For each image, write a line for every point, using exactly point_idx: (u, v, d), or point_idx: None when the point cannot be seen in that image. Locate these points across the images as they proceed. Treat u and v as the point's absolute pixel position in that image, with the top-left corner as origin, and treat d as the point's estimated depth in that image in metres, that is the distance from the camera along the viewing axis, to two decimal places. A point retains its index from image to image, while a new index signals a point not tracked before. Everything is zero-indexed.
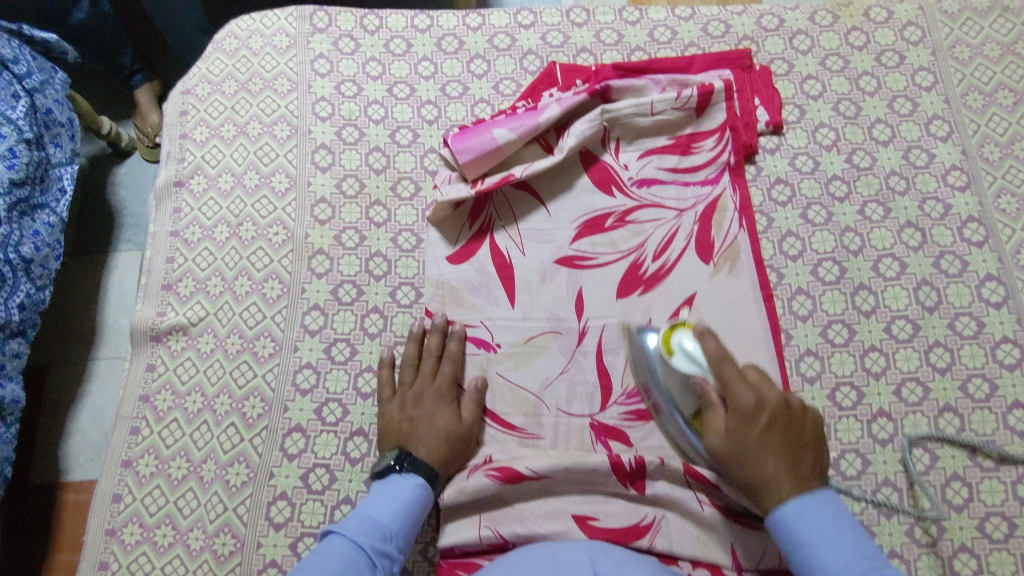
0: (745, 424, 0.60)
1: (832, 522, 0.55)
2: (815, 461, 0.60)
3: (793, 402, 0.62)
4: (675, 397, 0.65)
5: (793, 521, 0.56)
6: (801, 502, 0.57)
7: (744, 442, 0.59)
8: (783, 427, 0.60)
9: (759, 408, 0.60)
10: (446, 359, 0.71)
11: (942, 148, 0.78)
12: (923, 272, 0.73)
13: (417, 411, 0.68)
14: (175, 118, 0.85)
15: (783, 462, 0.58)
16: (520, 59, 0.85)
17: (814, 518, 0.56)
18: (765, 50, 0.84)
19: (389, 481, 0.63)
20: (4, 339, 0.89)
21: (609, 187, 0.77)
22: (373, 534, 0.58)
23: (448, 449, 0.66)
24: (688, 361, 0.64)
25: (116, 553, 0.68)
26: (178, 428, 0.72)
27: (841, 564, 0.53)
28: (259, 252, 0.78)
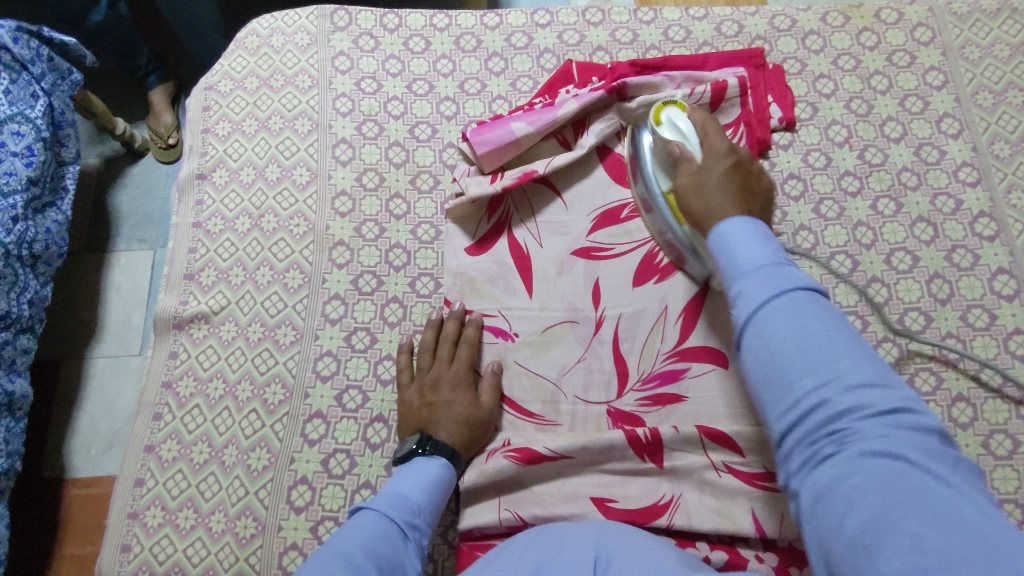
0: (711, 158, 0.67)
1: (757, 238, 0.54)
2: (763, 205, 0.67)
3: (751, 173, 0.67)
4: (659, 176, 0.72)
5: (726, 230, 0.56)
6: (735, 224, 0.56)
7: (705, 178, 0.65)
8: (742, 192, 0.65)
9: (725, 156, 0.67)
10: (463, 344, 0.72)
11: (953, 145, 0.79)
12: (935, 266, 0.74)
13: (436, 397, 0.69)
14: (198, 113, 0.86)
15: (733, 203, 0.63)
16: (537, 57, 0.87)
17: (740, 233, 0.55)
18: (778, 50, 0.86)
19: (413, 462, 0.64)
20: (14, 335, 0.89)
21: (626, 182, 0.79)
22: (401, 508, 0.58)
23: (467, 434, 0.67)
24: (674, 132, 0.70)
25: (139, 535, 0.69)
26: (200, 414, 0.73)
27: (766, 276, 0.50)
28: (280, 243, 0.79)
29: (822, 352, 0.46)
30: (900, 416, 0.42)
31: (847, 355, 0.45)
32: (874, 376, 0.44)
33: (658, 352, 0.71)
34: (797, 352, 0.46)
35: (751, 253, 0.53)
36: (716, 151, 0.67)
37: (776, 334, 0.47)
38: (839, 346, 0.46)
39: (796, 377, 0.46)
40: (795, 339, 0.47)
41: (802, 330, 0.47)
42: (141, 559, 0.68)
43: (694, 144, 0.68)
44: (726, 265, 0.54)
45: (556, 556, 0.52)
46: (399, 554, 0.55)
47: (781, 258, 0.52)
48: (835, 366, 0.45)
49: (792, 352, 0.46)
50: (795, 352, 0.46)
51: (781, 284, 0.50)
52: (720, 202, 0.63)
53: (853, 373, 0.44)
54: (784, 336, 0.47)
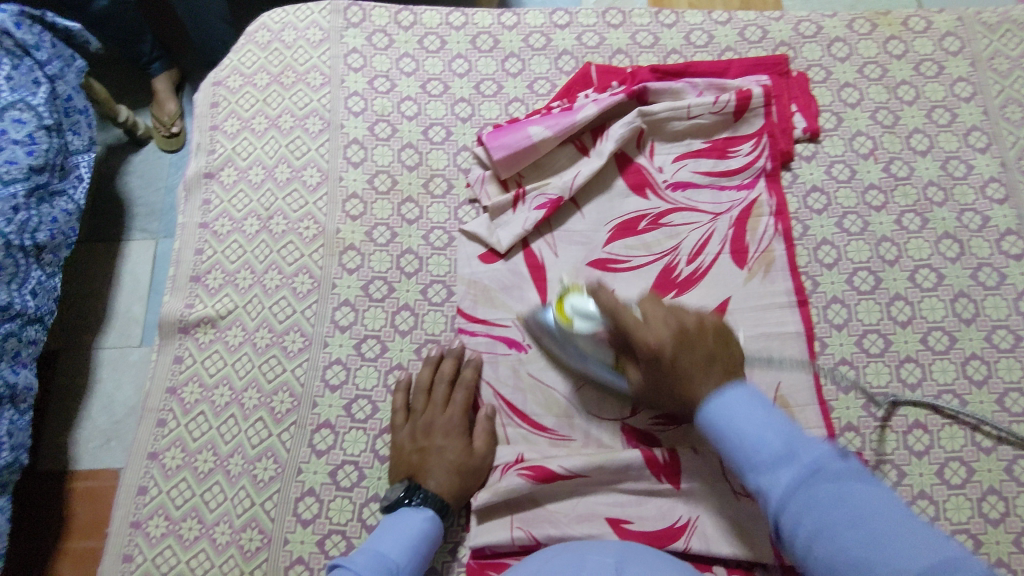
0: (641, 329, 0.59)
1: (761, 411, 0.53)
2: (725, 369, 0.58)
3: (701, 338, 0.59)
4: (587, 350, 0.67)
5: (715, 411, 0.55)
6: (724, 396, 0.55)
7: (659, 375, 0.60)
8: (688, 347, 0.58)
9: (660, 352, 0.58)
10: (459, 386, 0.69)
11: (981, 159, 0.77)
12: (960, 284, 0.73)
13: (428, 442, 0.66)
14: (206, 109, 0.84)
15: (717, 386, 0.56)
16: (555, 59, 0.85)
17: (737, 406, 0.54)
18: (802, 57, 0.84)
19: (396, 514, 0.62)
20: (20, 326, 0.87)
21: (644, 190, 0.77)
22: (377, 567, 0.58)
23: (459, 483, 0.65)
24: (588, 322, 0.66)
25: (141, 545, 0.67)
26: (205, 421, 0.71)
27: (776, 469, 0.49)
28: (289, 246, 0.77)
29: (867, 523, 0.44)
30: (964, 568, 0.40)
31: (885, 523, 0.44)
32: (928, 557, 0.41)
33: None
34: (840, 522, 0.44)
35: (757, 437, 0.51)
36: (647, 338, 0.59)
37: (808, 524, 0.46)
38: (881, 517, 0.44)
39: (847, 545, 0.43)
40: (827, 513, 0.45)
41: (839, 508, 0.45)
42: (144, 570, 0.66)
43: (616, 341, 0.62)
44: (731, 460, 0.53)
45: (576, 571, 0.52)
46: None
47: (796, 438, 0.51)
48: (887, 541, 0.43)
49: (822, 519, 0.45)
50: (835, 522, 0.45)
51: (801, 466, 0.48)
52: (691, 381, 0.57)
53: (909, 554, 0.41)
54: (821, 522, 0.45)
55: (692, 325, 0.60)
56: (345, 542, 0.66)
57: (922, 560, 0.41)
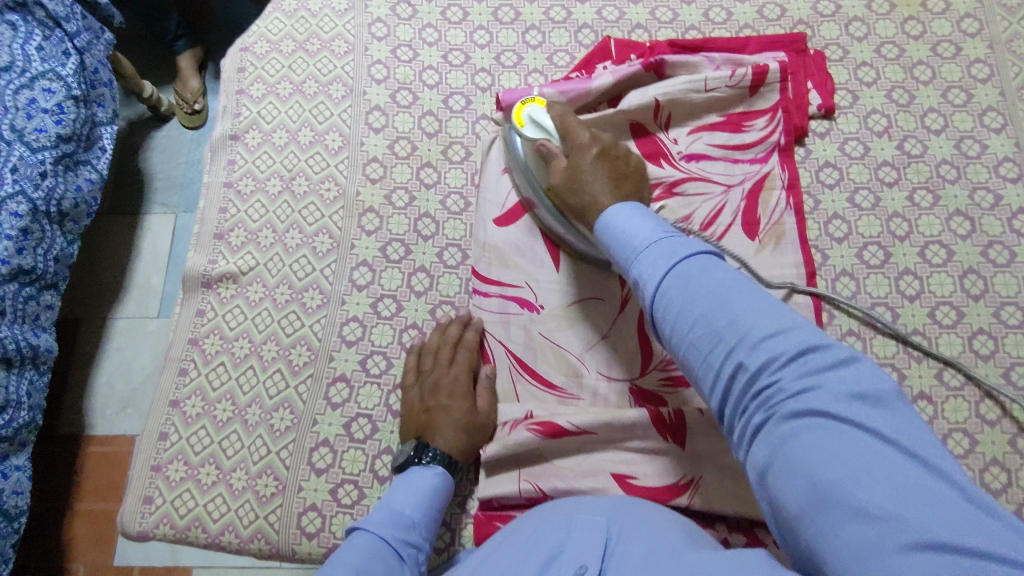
0: (579, 152, 0.68)
1: (639, 217, 0.58)
2: (633, 185, 0.68)
3: (620, 157, 0.69)
4: (535, 175, 0.72)
5: (609, 216, 0.60)
6: (622, 204, 0.61)
7: (574, 173, 0.67)
8: (610, 159, 0.68)
9: (586, 147, 0.68)
10: (462, 347, 0.70)
11: (996, 139, 0.78)
12: (970, 260, 0.73)
13: (435, 400, 0.68)
14: (233, 74, 0.86)
15: (610, 193, 0.65)
16: (576, 33, 0.86)
17: (627, 216, 0.59)
18: (820, 35, 0.85)
19: (409, 472, 0.63)
20: (37, 291, 0.90)
21: (659, 160, 0.78)
22: (398, 524, 0.59)
23: (468, 440, 0.66)
24: (539, 130, 0.71)
25: (161, 488, 0.70)
26: (225, 372, 0.74)
27: (656, 258, 0.54)
28: (310, 207, 0.79)
29: (739, 320, 0.47)
30: (815, 355, 0.44)
31: (756, 311, 0.47)
32: (791, 346, 0.45)
33: None
34: (711, 317, 0.48)
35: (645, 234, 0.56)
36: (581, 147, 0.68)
37: (689, 309, 0.50)
38: (752, 309, 0.48)
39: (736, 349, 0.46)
40: (710, 311, 0.49)
41: (712, 298, 0.49)
42: (163, 512, 0.69)
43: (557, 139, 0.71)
44: (615, 255, 0.58)
45: (565, 534, 0.53)
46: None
47: (670, 234, 0.55)
48: (748, 327, 0.47)
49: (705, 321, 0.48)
50: (705, 312, 0.49)
51: (676, 254, 0.53)
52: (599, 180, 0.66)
53: (777, 342, 0.45)
54: (697, 309, 0.49)
55: (611, 145, 0.69)
56: (357, 490, 0.68)
57: (788, 348, 0.45)
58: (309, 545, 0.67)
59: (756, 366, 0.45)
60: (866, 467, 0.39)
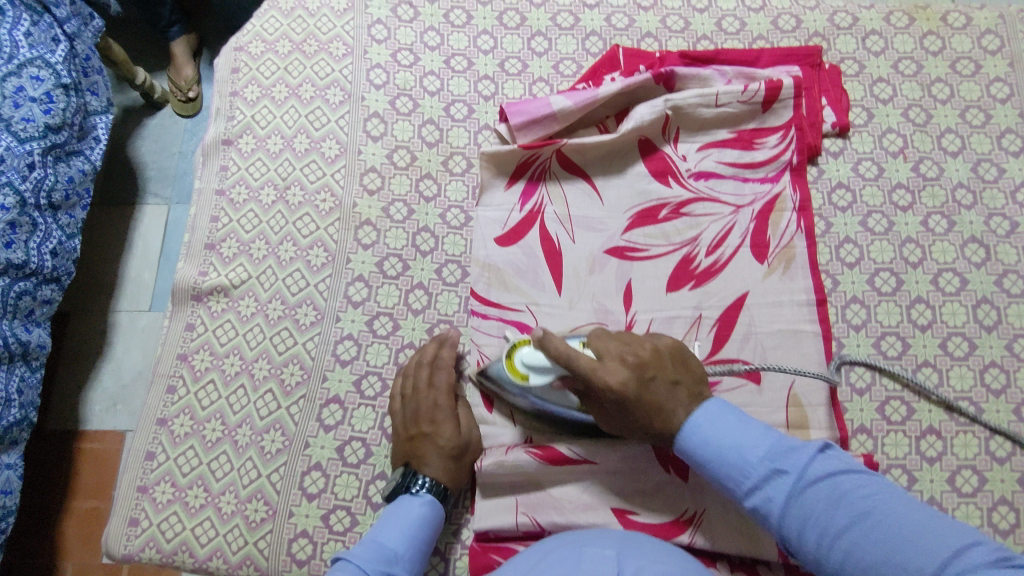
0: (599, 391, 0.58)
1: (740, 422, 0.56)
2: (688, 393, 0.59)
3: (664, 353, 0.60)
4: (546, 396, 0.65)
5: (694, 430, 0.57)
6: (697, 418, 0.57)
7: (628, 405, 0.58)
8: (651, 385, 0.58)
9: (623, 391, 0.58)
10: (440, 367, 0.68)
11: (1014, 163, 0.75)
12: (983, 290, 0.71)
13: (417, 429, 0.65)
14: (226, 75, 0.83)
15: (688, 416, 0.58)
16: (583, 40, 0.83)
17: (714, 420, 0.56)
18: (836, 49, 0.82)
19: (398, 502, 0.62)
20: (34, 285, 0.88)
21: (666, 178, 0.75)
22: (379, 558, 0.57)
23: (455, 466, 0.64)
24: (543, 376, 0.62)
25: (147, 510, 0.68)
26: (214, 389, 0.71)
27: (750, 473, 0.53)
28: (305, 218, 0.76)
29: (862, 520, 0.48)
30: (955, 541, 0.45)
31: (912, 517, 0.47)
32: (912, 528, 0.46)
33: None
34: (847, 535, 0.48)
35: (742, 444, 0.54)
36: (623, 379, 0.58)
37: (811, 534, 0.50)
38: (874, 509, 0.48)
39: (839, 529, 0.48)
40: (833, 517, 0.49)
41: (834, 510, 0.49)
42: (149, 535, 0.67)
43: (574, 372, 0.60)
44: (720, 481, 0.55)
45: (576, 563, 0.51)
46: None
47: (778, 447, 0.53)
48: (875, 520, 0.47)
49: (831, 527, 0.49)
50: (852, 538, 0.48)
51: (788, 467, 0.52)
52: (664, 401, 0.58)
53: (924, 548, 0.45)
54: (818, 522, 0.50)
55: (649, 355, 0.60)
56: (350, 517, 0.66)
57: (917, 549, 0.45)
58: (299, 572, 0.65)
59: (929, 575, 0.44)
60: None
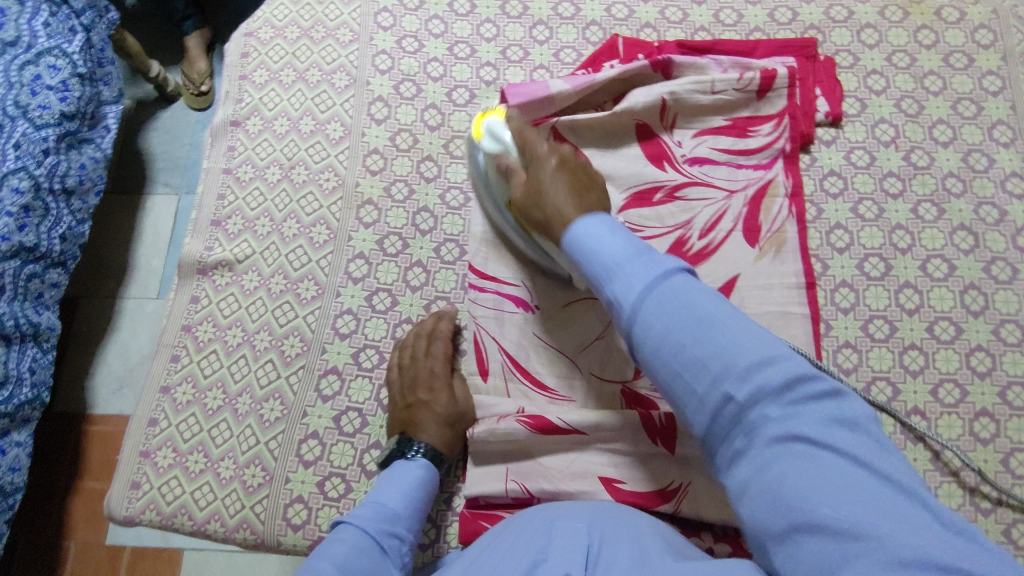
0: (536, 165, 0.66)
1: (611, 233, 0.56)
2: (590, 195, 0.63)
3: (581, 165, 0.67)
4: (497, 190, 0.73)
5: (584, 238, 0.57)
6: (584, 226, 0.58)
7: (531, 183, 0.66)
8: (570, 169, 0.66)
9: (545, 158, 0.66)
10: (438, 338, 0.70)
11: (1004, 154, 0.77)
12: (972, 276, 0.72)
13: (414, 396, 0.68)
14: (236, 59, 0.85)
15: (572, 203, 0.62)
16: (583, 29, 0.85)
17: (598, 232, 0.56)
18: (831, 41, 0.83)
19: (395, 466, 0.64)
20: (42, 269, 0.90)
21: (662, 163, 0.77)
22: (382, 518, 0.59)
23: (450, 432, 0.67)
24: (495, 144, 0.70)
25: (148, 474, 0.70)
26: (217, 359, 0.73)
27: (630, 277, 0.51)
28: (309, 197, 0.79)
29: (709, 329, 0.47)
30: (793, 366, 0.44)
31: (739, 328, 0.47)
32: (755, 351, 0.45)
33: None
34: (686, 338, 0.47)
35: (608, 253, 0.54)
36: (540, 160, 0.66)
37: (657, 324, 0.48)
38: (721, 320, 0.47)
39: (690, 346, 0.47)
40: (681, 322, 0.48)
41: (681, 315, 0.48)
42: (149, 498, 0.69)
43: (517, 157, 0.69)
44: (592, 275, 0.55)
45: (547, 538, 0.52)
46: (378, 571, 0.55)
47: (642, 249, 0.54)
48: (715, 337, 0.46)
49: (671, 326, 0.48)
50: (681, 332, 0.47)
51: (644, 272, 0.51)
52: (557, 204, 0.62)
53: (748, 353, 0.45)
54: (669, 325, 0.48)
55: (570, 155, 0.67)
56: (345, 484, 0.68)
57: (754, 356, 0.45)
58: (294, 536, 0.67)
59: (743, 395, 0.44)
60: (840, 487, 0.40)
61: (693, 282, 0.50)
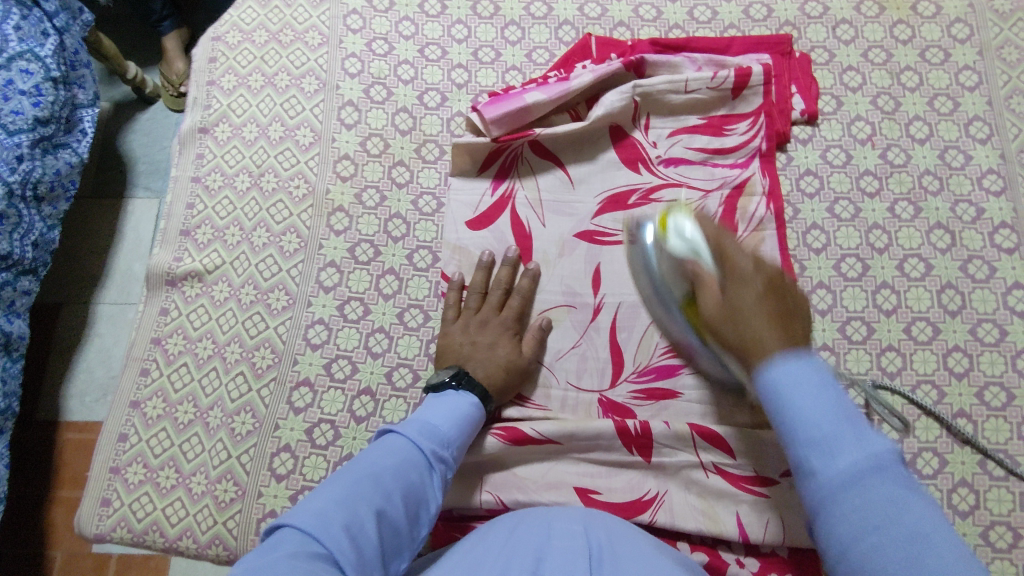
0: (737, 286, 0.55)
1: (821, 389, 0.46)
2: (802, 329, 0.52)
3: (790, 292, 0.55)
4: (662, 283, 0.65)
5: (783, 376, 0.47)
6: (797, 369, 0.47)
7: (728, 311, 0.54)
8: (777, 293, 0.54)
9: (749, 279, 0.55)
10: (516, 293, 0.71)
11: (980, 150, 0.76)
12: (948, 276, 0.72)
13: (480, 336, 0.69)
14: (203, 64, 0.84)
15: (771, 326, 0.51)
16: (556, 29, 0.84)
17: (805, 381, 0.46)
18: (807, 37, 0.82)
19: (445, 396, 0.63)
20: (13, 277, 0.88)
21: (636, 164, 0.76)
22: (431, 437, 0.58)
23: (503, 378, 0.67)
24: (683, 243, 0.60)
25: (119, 490, 0.69)
26: (187, 372, 0.72)
27: (835, 450, 0.43)
28: (278, 205, 0.77)
29: (913, 543, 0.39)
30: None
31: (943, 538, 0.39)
32: (955, 553, 0.38)
33: (656, 345, 0.69)
34: (879, 547, 0.40)
35: (807, 410, 0.45)
36: (738, 274, 0.55)
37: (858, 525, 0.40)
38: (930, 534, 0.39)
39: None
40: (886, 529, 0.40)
41: (878, 520, 0.40)
42: (120, 515, 0.68)
43: (709, 260, 0.58)
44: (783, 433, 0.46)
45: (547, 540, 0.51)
46: (424, 485, 0.55)
47: (849, 418, 0.44)
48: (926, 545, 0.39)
49: (874, 548, 0.40)
50: (886, 545, 0.39)
51: (855, 464, 0.42)
52: (750, 305, 0.53)
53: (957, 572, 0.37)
54: (871, 519, 0.40)
55: (779, 276, 0.55)
56: None
57: None
58: None
59: None
60: None
61: (894, 483, 0.41)
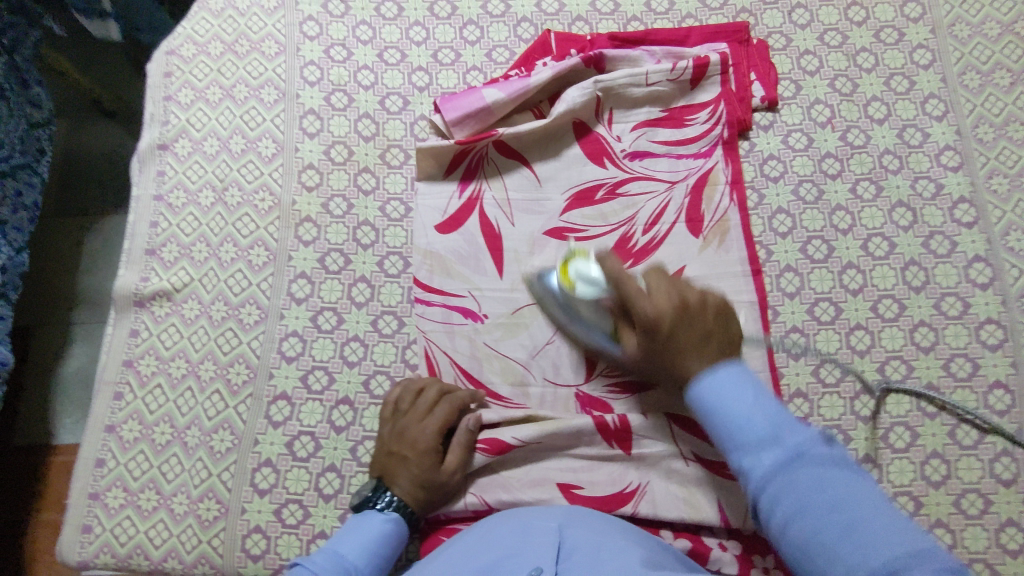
0: (649, 318, 0.60)
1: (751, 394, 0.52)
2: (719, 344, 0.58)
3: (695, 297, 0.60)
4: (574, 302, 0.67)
5: (704, 388, 0.54)
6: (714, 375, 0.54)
7: (655, 346, 0.60)
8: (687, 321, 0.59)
9: (659, 319, 0.59)
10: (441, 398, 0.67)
11: (937, 127, 0.77)
12: (911, 253, 0.73)
13: (400, 449, 0.65)
14: (158, 79, 0.82)
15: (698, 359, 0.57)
16: (515, 26, 0.84)
17: (729, 386, 0.53)
18: (763, 23, 0.83)
19: (363, 515, 0.62)
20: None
21: (602, 159, 0.76)
22: (337, 568, 0.57)
23: (422, 496, 0.64)
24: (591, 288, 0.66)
25: (99, 516, 0.68)
26: (162, 393, 0.72)
27: (761, 447, 0.49)
28: (245, 218, 0.77)
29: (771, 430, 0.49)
30: (933, 558, 0.41)
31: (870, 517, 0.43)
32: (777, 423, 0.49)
33: None
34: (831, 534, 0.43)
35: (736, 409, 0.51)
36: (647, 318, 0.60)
37: (787, 509, 0.46)
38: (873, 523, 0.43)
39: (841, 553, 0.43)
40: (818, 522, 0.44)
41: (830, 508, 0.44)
42: (102, 541, 0.67)
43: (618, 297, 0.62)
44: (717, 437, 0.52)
45: (519, 539, 0.53)
46: None
47: (782, 420, 0.50)
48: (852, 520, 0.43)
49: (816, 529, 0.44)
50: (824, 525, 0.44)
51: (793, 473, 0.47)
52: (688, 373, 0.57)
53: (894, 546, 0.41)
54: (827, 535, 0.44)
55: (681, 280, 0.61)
56: (302, 510, 0.67)
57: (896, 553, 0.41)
58: (255, 567, 0.66)
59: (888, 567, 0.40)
60: None
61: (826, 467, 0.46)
